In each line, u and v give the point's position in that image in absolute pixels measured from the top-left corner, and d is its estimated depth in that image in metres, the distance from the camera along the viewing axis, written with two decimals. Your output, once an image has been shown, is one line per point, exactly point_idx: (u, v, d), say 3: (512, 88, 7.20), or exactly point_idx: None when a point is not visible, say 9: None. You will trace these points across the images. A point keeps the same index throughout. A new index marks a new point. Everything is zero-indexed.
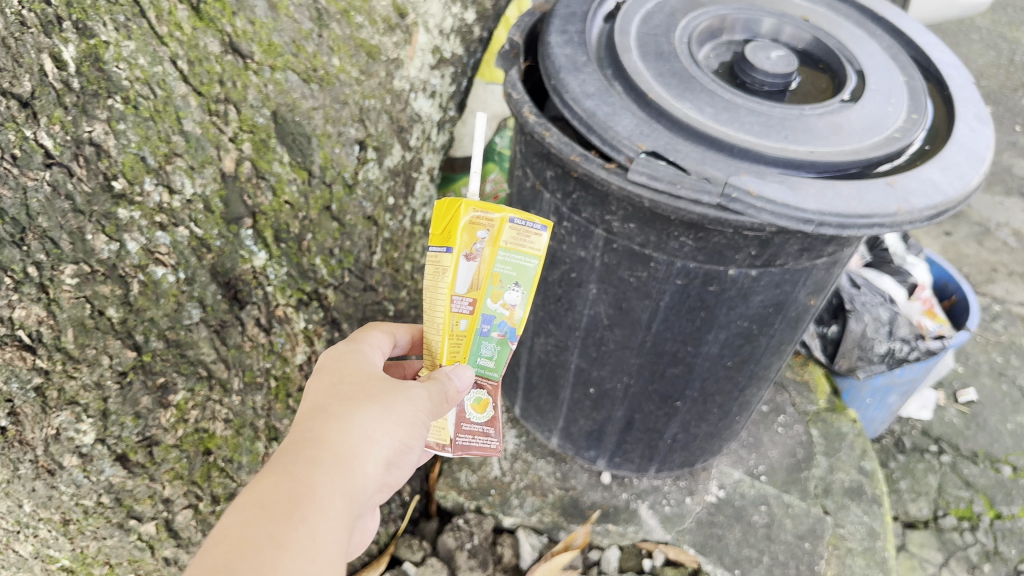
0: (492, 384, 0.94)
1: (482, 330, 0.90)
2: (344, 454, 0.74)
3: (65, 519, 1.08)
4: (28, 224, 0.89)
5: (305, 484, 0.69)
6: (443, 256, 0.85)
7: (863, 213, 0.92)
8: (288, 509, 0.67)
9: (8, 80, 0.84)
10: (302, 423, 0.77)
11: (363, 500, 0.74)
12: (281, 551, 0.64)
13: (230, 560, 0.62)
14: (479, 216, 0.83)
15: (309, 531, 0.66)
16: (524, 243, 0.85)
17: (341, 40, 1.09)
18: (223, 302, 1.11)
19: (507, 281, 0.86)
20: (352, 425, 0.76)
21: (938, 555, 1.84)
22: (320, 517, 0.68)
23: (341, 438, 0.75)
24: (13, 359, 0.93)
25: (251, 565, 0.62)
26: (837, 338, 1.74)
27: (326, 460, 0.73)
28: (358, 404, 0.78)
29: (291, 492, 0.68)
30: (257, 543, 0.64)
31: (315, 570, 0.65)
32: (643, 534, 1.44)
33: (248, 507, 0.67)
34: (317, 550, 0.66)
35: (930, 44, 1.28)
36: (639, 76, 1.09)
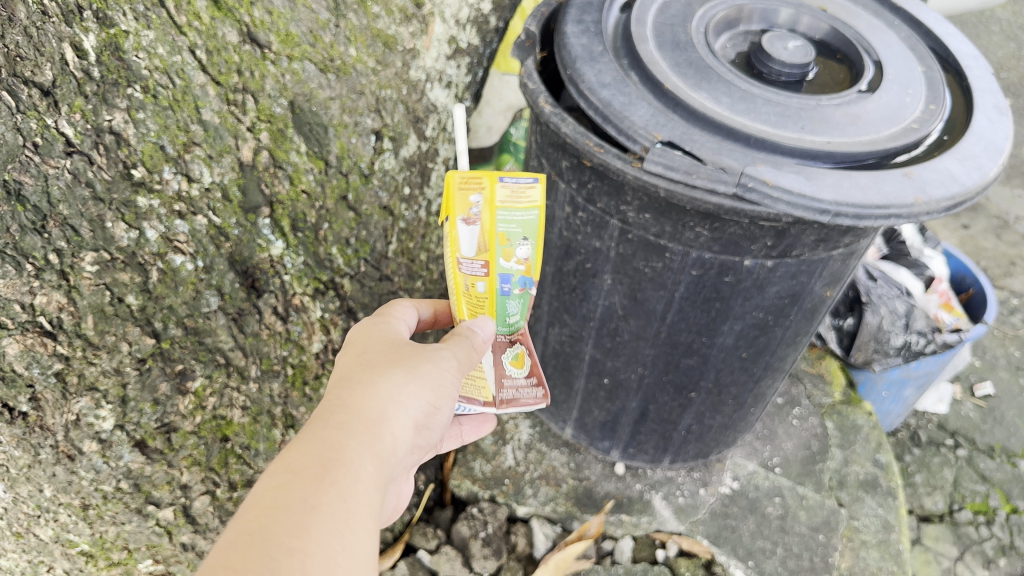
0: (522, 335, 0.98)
1: (502, 289, 0.91)
2: (373, 416, 0.75)
3: (84, 504, 1.09)
4: (49, 211, 0.90)
5: (334, 448, 0.70)
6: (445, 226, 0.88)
7: (879, 204, 0.91)
8: (318, 473, 0.67)
9: (29, 69, 0.84)
10: (330, 393, 0.78)
11: (394, 462, 0.75)
12: (314, 514, 0.64)
13: (264, 525, 0.62)
14: (465, 182, 0.85)
15: (341, 493, 0.67)
16: (521, 199, 0.86)
17: (358, 30, 1.08)
18: (241, 290, 1.13)
19: (514, 238, 0.87)
20: (378, 390, 0.77)
21: (954, 549, 1.83)
22: (352, 479, 0.68)
23: (369, 402, 0.76)
24: (34, 345, 0.95)
25: (286, 528, 0.63)
26: (853, 331, 1.74)
27: (354, 424, 0.73)
28: (383, 370, 0.79)
29: (320, 457, 0.69)
30: (289, 506, 0.64)
31: (350, 531, 0.65)
32: (657, 524, 1.45)
33: (281, 473, 0.67)
34: (350, 511, 0.66)
35: (949, 34, 1.26)
36: (654, 66, 1.09)
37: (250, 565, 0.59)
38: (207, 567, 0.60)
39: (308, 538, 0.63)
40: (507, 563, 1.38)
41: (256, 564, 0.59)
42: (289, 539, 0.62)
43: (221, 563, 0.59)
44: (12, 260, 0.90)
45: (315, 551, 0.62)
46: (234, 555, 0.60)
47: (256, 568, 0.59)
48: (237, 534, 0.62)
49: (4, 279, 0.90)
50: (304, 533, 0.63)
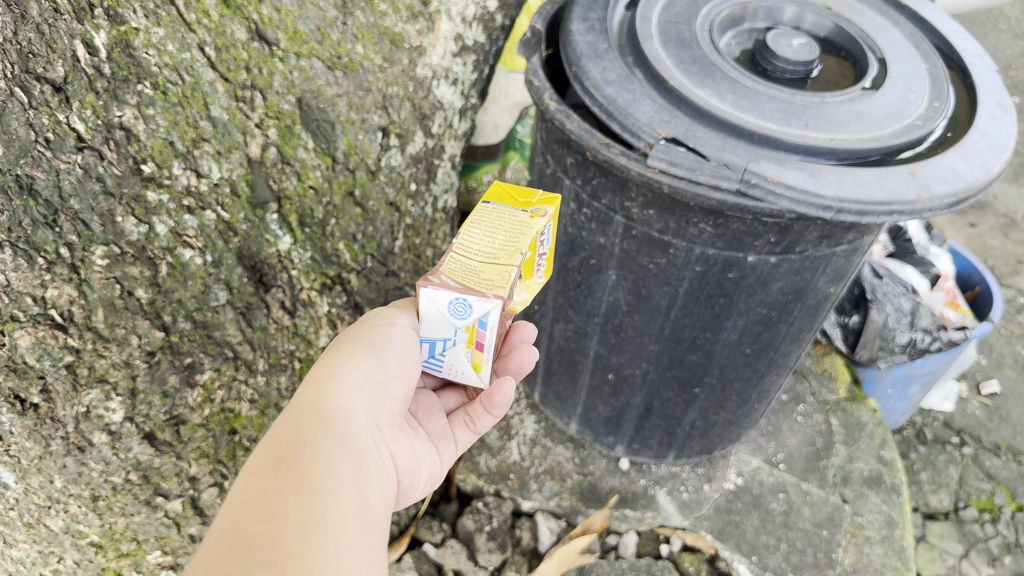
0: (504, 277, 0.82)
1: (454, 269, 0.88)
2: (315, 402, 0.78)
3: (94, 496, 1.10)
4: (60, 206, 0.91)
5: (284, 439, 0.73)
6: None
7: (882, 200, 0.91)
8: (273, 464, 0.70)
9: (42, 65, 0.86)
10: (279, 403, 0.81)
11: (353, 436, 0.78)
12: (275, 497, 0.66)
13: (232, 523, 0.63)
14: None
15: (299, 475, 0.69)
16: None
17: (365, 28, 1.09)
18: (249, 285, 1.14)
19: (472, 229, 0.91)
20: (316, 381, 0.81)
21: (959, 547, 1.83)
22: (308, 459, 0.71)
23: (310, 395, 0.80)
24: (45, 337, 0.96)
25: (256, 516, 0.64)
26: (858, 329, 1.74)
27: (300, 415, 0.77)
28: (318, 364, 0.84)
29: (273, 451, 0.71)
30: (251, 500, 0.65)
31: (316, 502, 0.67)
32: (661, 519, 1.46)
33: (240, 477, 0.69)
34: (313, 485, 0.68)
35: (953, 32, 1.26)
36: (660, 64, 1.09)
37: (224, 555, 0.60)
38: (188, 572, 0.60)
39: (274, 519, 0.64)
40: (511, 556, 1.38)
41: (232, 554, 0.60)
42: (259, 524, 0.63)
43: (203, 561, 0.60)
44: (25, 254, 0.91)
45: (285, 528, 0.64)
46: (212, 555, 0.60)
47: (232, 556, 0.60)
48: (211, 537, 0.63)
49: (17, 272, 0.91)
50: (269, 515, 0.64)
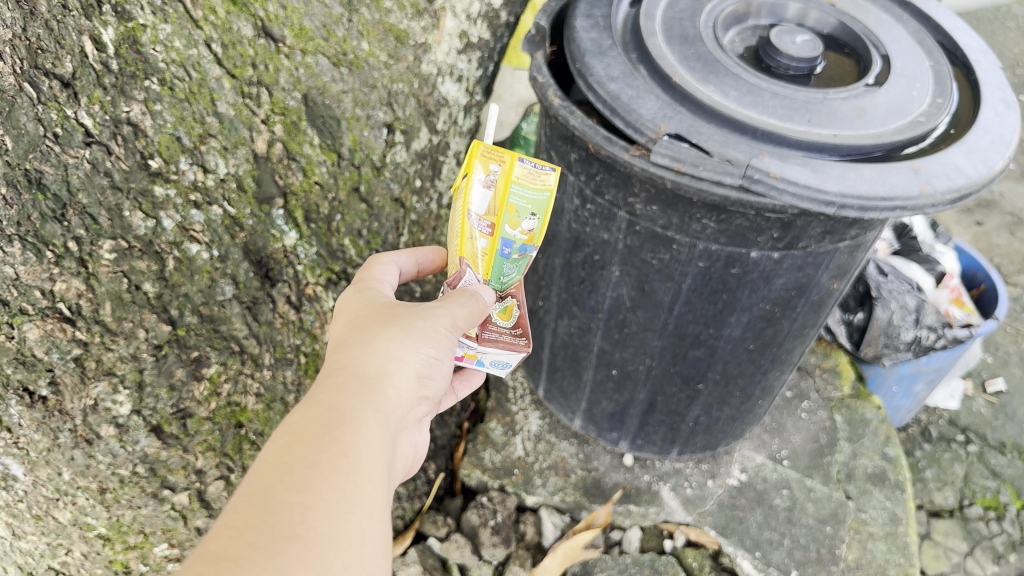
0: (515, 289, 1.02)
1: (503, 253, 0.96)
2: (368, 376, 0.78)
3: (102, 488, 1.11)
4: (68, 200, 0.93)
5: (333, 408, 0.73)
6: (462, 182, 0.95)
7: (885, 195, 0.92)
8: (319, 433, 0.70)
9: (50, 61, 0.87)
10: (331, 357, 0.82)
11: (396, 418, 0.78)
12: (312, 469, 0.67)
13: (265, 484, 0.65)
14: (491, 149, 0.90)
15: (341, 449, 0.70)
16: (536, 180, 0.91)
17: (370, 25, 1.10)
18: (255, 280, 1.15)
19: (522, 211, 0.93)
20: (374, 351, 0.81)
21: (964, 544, 1.82)
22: (352, 435, 0.72)
23: (365, 366, 0.79)
24: (53, 330, 0.97)
25: (288, 484, 0.65)
26: (863, 326, 1.73)
27: (351, 384, 0.77)
28: (377, 332, 0.83)
29: (319, 418, 0.72)
30: (289, 466, 0.67)
31: (351, 481, 0.68)
32: (665, 515, 1.46)
33: (286, 434, 0.70)
34: (352, 463, 0.69)
35: (957, 29, 1.26)
36: (663, 60, 1.10)
37: (250, 520, 0.62)
38: (216, 526, 0.62)
39: (307, 491, 0.65)
40: (515, 551, 1.39)
41: (260, 520, 0.62)
42: (289, 494, 0.65)
43: (230, 518, 0.62)
44: (33, 247, 0.92)
45: (315, 502, 0.65)
46: (240, 514, 0.63)
47: (258, 523, 0.62)
48: (243, 494, 0.65)
49: (25, 266, 0.93)
50: (302, 487, 0.65)
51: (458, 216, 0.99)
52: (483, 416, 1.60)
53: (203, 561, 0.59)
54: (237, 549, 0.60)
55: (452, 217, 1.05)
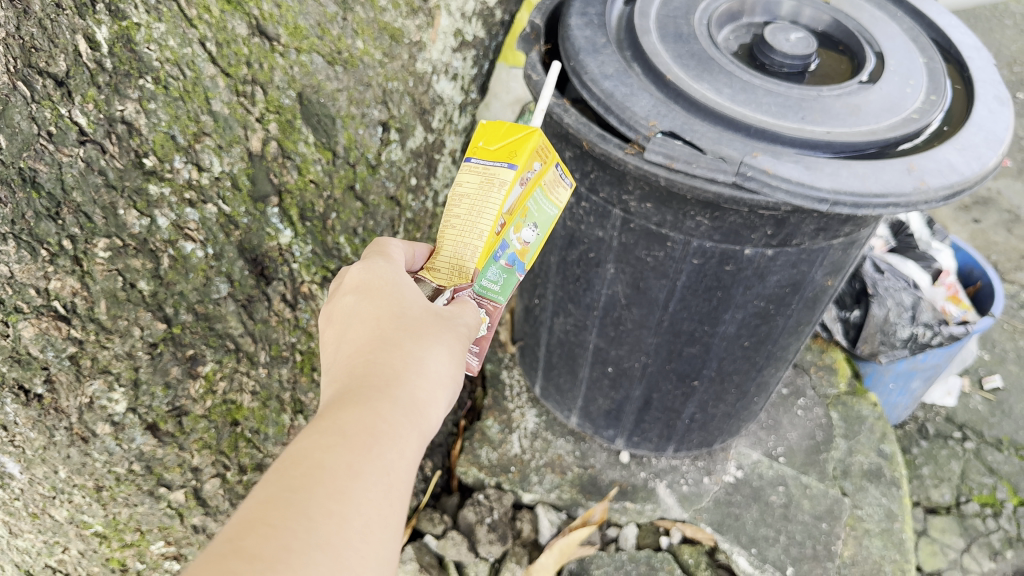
0: (493, 308, 0.92)
1: (497, 254, 0.91)
2: (417, 391, 0.72)
3: (98, 486, 1.11)
4: (63, 198, 0.93)
5: (383, 420, 0.68)
6: (502, 170, 0.87)
7: (878, 192, 0.92)
8: (367, 442, 0.66)
9: (44, 60, 0.87)
10: (375, 348, 0.75)
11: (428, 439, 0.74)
12: (356, 482, 0.63)
13: (305, 485, 0.61)
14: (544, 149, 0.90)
15: (384, 467, 0.65)
16: (553, 193, 0.96)
17: (365, 23, 1.10)
18: (250, 278, 1.15)
19: (528, 219, 0.93)
20: (423, 361, 0.75)
21: (960, 541, 1.83)
22: (395, 453, 0.67)
23: (413, 376, 0.73)
24: (48, 329, 0.97)
25: (328, 492, 0.61)
26: (860, 323, 1.73)
27: (400, 393, 0.71)
28: (429, 340, 0.77)
29: (366, 425, 0.67)
30: (333, 472, 0.62)
31: (389, 503, 0.64)
32: (661, 512, 1.46)
33: (330, 433, 0.65)
34: (393, 484, 0.65)
35: (951, 26, 1.26)
36: (656, 58, 1.10)
37: (287, 521, 0.58)
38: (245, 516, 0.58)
39: (348, 502, 0.61)
40: (512, 548, 1.39)
41: (298, 524, 0.58)
42: (330, 504, 0.60)
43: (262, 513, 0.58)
44: (28, 245, 0.92)
45: (354, 514, 0.61)
46: (276, 511, 0.58)
47: (295, 526, 0.58)
48: (278, 488, 0.60)
49: (20, 264, 0.93)
50: (344, 497, 0.61)
51: (476, 204, 0.88)
52: (480, 414, 1.60)
53: (233, 553, 0.54)
54: (270, 549, 0.56)
55: (453, 197, 0.92)
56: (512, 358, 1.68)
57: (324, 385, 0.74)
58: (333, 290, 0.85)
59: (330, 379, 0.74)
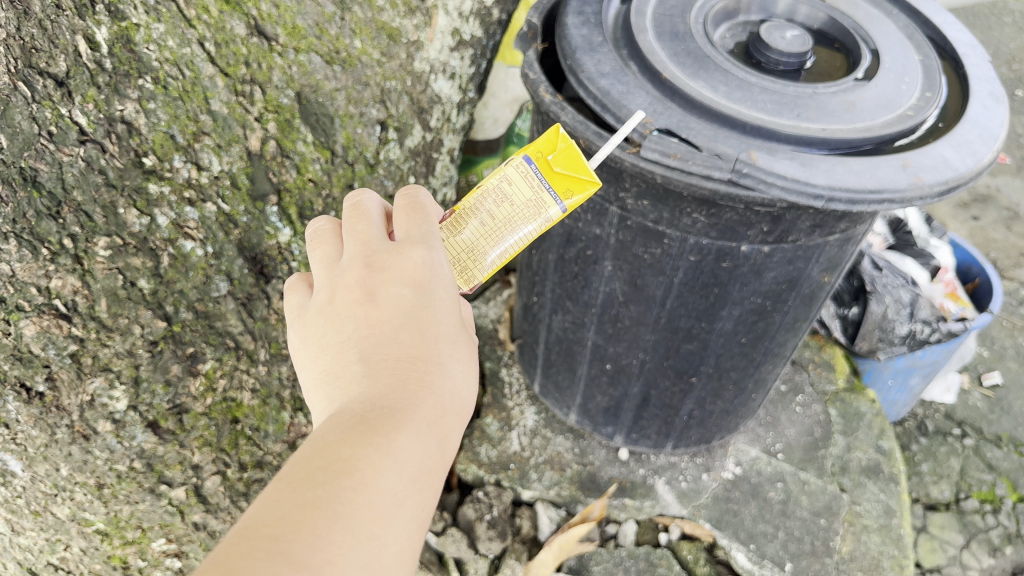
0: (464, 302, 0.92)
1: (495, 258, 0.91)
2: (455, 422, 0.69)
3: (99, 484, 1.12)
4: (63, 198, 0.93)
5: (428, 448, 0.64)
6: (551, 204, 0.88)
7: (873, 188, 0.92)
8: (413, 470, 0.62)
9: (44, 60, 0.88)
10: (423, 364, 0.68)
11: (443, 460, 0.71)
12: (400, 509, 0.60)
13: (352, 501, 0.57)
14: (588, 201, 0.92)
15: (422, 498, 0.62)
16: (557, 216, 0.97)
17: (363, 23, 1.11)
18: (250, 276, 1.16)
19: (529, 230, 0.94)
20: (462, 391, 0.71)
21: (960, 537, 1.83)
22: (431, 484, 0.64)
23: (453, 404, 0.69)
24: (50, 326, 0.98)
25: (372, 514, 0.57)
26: (858, 320, 1.75)
27: (444, 424, 0.67)
28: (466, 368, 0.73)
29: (412, 450, 0.63)
30: (380, 496, 0.59)
31: (418, 533, 0.62)
32: (660, 509, 1.47)
33: (381, 451, 0.61)
34: (424, 514, 0.63)
35: (946, 23, 1.27)
36: (653, 56, 1.11)
37: (333, 535, 0.55)
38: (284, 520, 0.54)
39: (389, 528, 0.58)
40: (512, 545, 1.40)
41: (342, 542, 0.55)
42: (374, 527, 0.57)
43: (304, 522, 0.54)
44: (29, 244, 0.93)
45: (392, 541, 0.58)
46: (323, 523, 0.55)
47: (339, 545, 0.54)
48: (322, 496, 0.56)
49: (21, 263, 0.93)
50: (386, 521, 0.58)
51: (514, 217, 0.89)
52: (480, 411, 1.60)
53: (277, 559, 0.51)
54: (314, 562, 0.53)
55: (495, 182, 0.89)
56: (512, 356, 1.69)
57: (360, 379, 0.67)
58: (382, 259, 0.74)
59: (370, 374, 0.67)
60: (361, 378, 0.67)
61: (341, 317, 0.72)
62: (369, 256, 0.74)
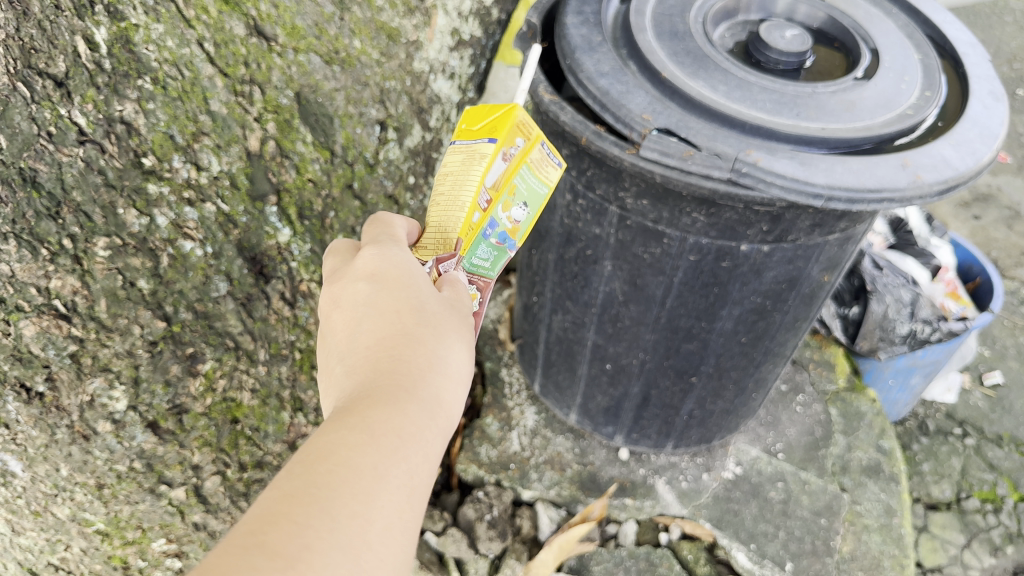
0: (482, 283, 0.92)
1: (484, 232, 0.89)
2: (438, 391, 0.71)
3: (99, 484, 1.12)
4: (62, 198, 0.94)
5: (405, 419, 0.66)
6: (483, 144, 0.84)
7: (873, 187, 0.92)
8: (393, 442, 0.64)
9: (44, 60, 0.88)
10: (395, 346, 0.72)
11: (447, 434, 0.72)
12: (381, 482, 0.61)
13: (328, 482, 0.59)
14: (525, 123, 0.86)
15: (408, 468, 0.64)
16: (543, 171, 0.91)
17: (362, 23, 1.11)
18: (249, 276, 1.16)
19: (518, 195, 0.90)
20: (443, 362, 0.73)
21: (961, 537, 1.83)
22: (418, 452, 0.66)
23: (432, 375, 0.71)
24: (49, 327, 0.98)
25: (352, 490, 0.59)
26: (858, 320, 1.75)
27: (424, 395, 0.69)
28: (447, 339, 0.75)
29: (393, 425, 0.65)
30: (358, 471, 0.61)
31: (410, 506, 0.63)
32: (660, 508, 1.47)
33: (357, 431, 0.64)
34: (414, 487, 0.64)
35: (946, 22, 1.27)
36: (652, 56, 1.11)
37: (310, 519, 0.56)
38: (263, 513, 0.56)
39: (373, 504, 0.60)
40: (512, 544, 1.40)
41: (320, 521, 0.56)
42: (354, 503, 0.59)
43: (284, 509, 0.57)
44: (29, 245, 0.93)
45: (376, 515, 0.60)
46: (299, 506, 0.57)
47: (319, 525, 0.56)
48: (300, 483, 0.59)
49: (21, 263, 0.94)
50: (368, 497, 0.60)
51: (459, 177, 0.86)
52: (480, 411, 1.60)
53: (254, 547, 0.53)
54: (292, 547, 0.54)
55: (436, 177, 0.91)
56: (512, 356, 1.69)
57: (341, 378, 0.72)
58: (343, 274, 0.81)
59: (348, 371, 0.72)
60: (340, 378, 0.72)
61: (326, 337, 0.79)
62: (336, 279, 0.82)
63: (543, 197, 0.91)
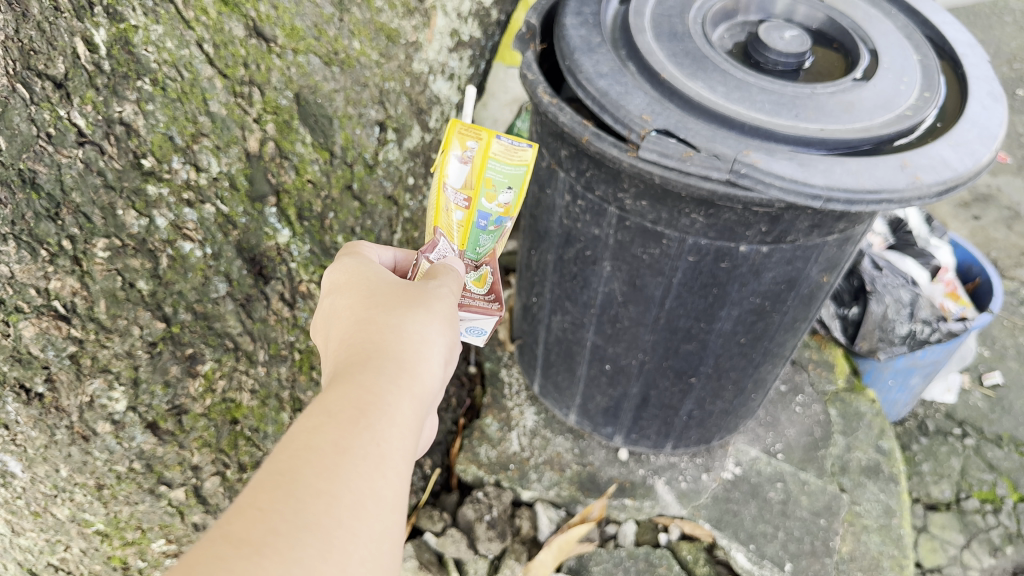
0: (491, 259, 1.03)
1: (479, 225, 0.99)
2: (397, 359, 0.70)
3: (99, 485, 1.12)
4: (62, 198, 0.94)
5: (364, 391, 0.66)
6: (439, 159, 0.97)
7: (872, 187, 0.92)
8: (353, 416, 0.64)
9: (43, 62, 0.88)
10: (352, 335, 0.74)
11: (427, 401, 0.71)
12: (345, 456, 0.61)
13: (291, 466, 0.60)
14: (467, 128, 0.94)
15: (374, 437, 0.64)
16: (514, 157, 0.95)
17: (361, 24, 1.11)
18: (248, 278, 1.16)
19: (499, 185, 0.96)
20: (402, 332, 0.73)
21: (960, 537, 1.83)
22: (385, 421, 0.65)
23: (390, 345, 0.71)
24: (48, 327, 0.98)
25: (315, 469, 0.60)
26: (858, 320, 1.74)
27: (382, 364, 0.69)
28: (406, 312, 0.75)
29: (353, 400, 0.66)
30: (319, 449, 0.61)
31: (382, 473, 0.62)
32: (659, 509, 1.47)
33: (317, 415, 0.64)
34: (383, 451, 0.63)
35: (945, 23, 1.27)
36: (651, 57, 1.11)
37: (275, 505, 0.57)
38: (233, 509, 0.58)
39: (338, 480, 0.60)
40: (512, 545, 1.40)
41: (284, 503, 0.57)
42: (319, 482, 0.59)
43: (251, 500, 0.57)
44: (28, 246, 0.94)
45: (343, 489, 0.59)
46: (265, 494, 0.58)
47: (284, 509, 0.56)
48: (267, 474, 0.60)
49: (20, 264, 0.94)
50: (333, 474, 0.60)
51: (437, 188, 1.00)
52: (480, 412, 1.61)
53: (221, 539, 0.54)
54: (259, 533, 0.54)
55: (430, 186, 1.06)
56: (511, 356, 1.69)
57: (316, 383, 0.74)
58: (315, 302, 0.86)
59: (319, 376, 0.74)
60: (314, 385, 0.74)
61: None
62: None
63: (523, 180, 0.95)
